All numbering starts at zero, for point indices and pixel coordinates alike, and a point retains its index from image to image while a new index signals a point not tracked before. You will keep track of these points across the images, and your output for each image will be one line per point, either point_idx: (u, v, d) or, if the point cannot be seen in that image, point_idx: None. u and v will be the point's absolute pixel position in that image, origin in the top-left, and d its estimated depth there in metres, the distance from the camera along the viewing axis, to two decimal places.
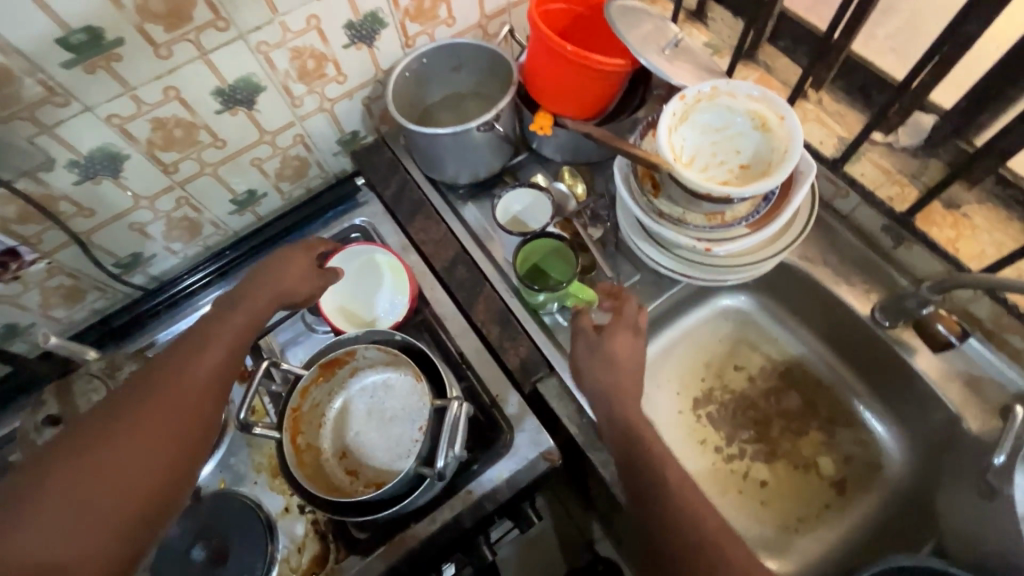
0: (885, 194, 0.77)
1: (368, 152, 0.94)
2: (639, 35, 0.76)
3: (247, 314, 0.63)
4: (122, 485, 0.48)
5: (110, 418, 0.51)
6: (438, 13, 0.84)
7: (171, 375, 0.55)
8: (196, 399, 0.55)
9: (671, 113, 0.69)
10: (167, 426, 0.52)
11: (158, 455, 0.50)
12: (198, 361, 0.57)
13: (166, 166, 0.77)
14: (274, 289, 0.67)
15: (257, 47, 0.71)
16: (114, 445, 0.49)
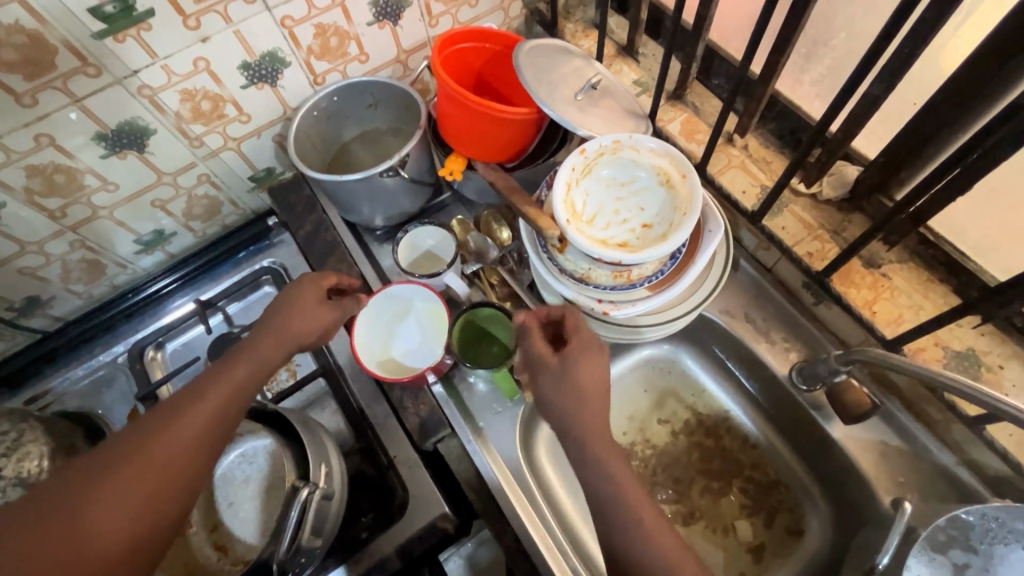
0: (805, 249, 0.73)
1: (285, 190, 0.90)
2: (549, 82, 0.73)
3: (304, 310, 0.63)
4: (102, 530, 0.43)
5: (102, 457, 0.46)
6: (348, 50, 0.80)
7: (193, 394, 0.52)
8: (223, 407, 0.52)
9: (568, 168, 0.66)
10: (154, 478, 0.47)
11: (149, 494, 0.46)
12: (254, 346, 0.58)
13: (52, 212, 0.73)
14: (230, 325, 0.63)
15: (139, 91, 0.67)
16: (88, 499, 0.44)
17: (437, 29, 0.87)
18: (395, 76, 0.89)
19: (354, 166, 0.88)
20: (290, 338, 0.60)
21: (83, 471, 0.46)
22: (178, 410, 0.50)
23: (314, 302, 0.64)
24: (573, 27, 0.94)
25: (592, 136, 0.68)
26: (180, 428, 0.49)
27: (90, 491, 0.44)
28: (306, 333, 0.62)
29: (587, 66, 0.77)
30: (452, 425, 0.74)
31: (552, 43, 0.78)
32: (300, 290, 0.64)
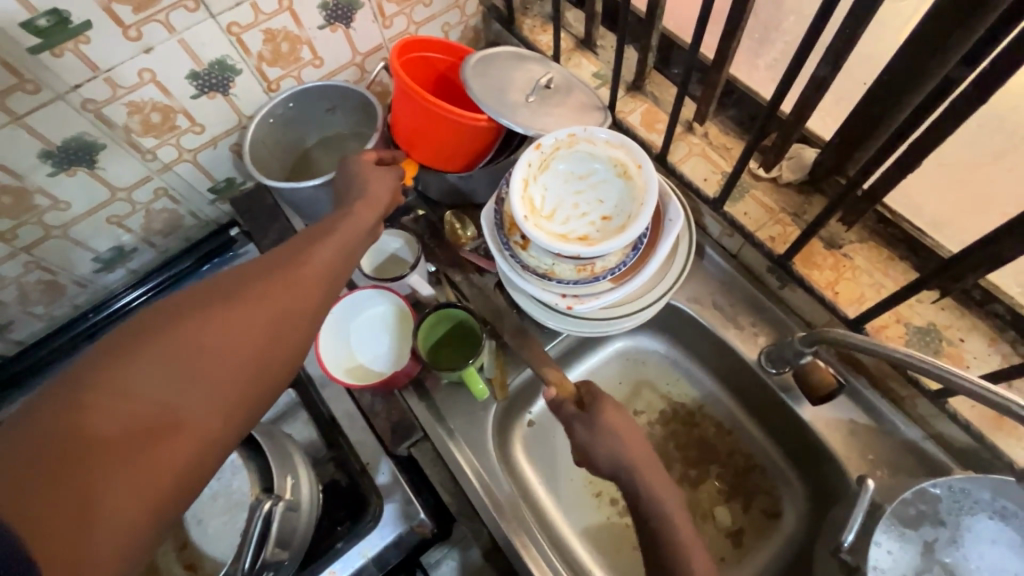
0: (767, 234, 0.74)
1: (247, 199, 0.89)
2: (499, 88, 0.74)
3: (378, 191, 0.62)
4: (221, 352, 0.42)
5: (215, 296, 0.45)
6: (301, 55, 0.79)
7: (297, 256, 0.51)
8: (327, 266, 0.51)
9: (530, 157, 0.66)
10: (263, 322, 0.45)
11: (265, 331, 0.45)
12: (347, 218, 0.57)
13: (3, 234, 0.72)
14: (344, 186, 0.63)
15: (83, 105, 0.66)
16: (207, 328, 0.42)
17: (392, 30, 0.86)
18: (352, 79, 0.88)
19: (315, 173, 0.87)
20: (373, 211, 0.60)
21: (204, 305, 0.43)
22: (292, 260, 0.50)
23: (378, 175, 0.64)
24: (530, 22, 0.94)
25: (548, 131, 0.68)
26: (282, 280, 0.48)
27: (206, 325, 0.42)
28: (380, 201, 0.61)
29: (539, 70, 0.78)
30: (425, 427, 0.73)
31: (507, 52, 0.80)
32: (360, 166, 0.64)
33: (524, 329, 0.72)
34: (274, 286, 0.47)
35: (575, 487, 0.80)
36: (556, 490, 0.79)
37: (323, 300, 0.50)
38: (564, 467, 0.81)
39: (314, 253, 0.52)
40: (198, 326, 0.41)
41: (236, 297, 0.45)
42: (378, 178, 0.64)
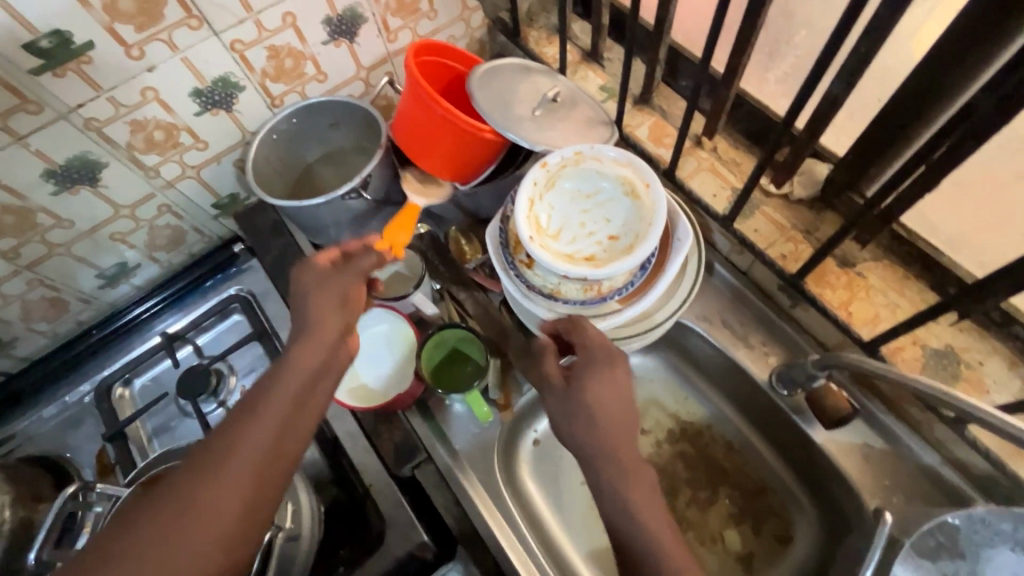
0: (778, 251, 0.72)
1: (250, 214, 0.88)
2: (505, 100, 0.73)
3: (344, 291, 0.59)
4: (213, 509, 0.46)
5: (198, 457, 0.48)
6: (305, 70, 0.79)
7: (267, 390, 0.52)
8: (298, 396, 0.53)
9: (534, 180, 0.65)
10: (244, 475, 0.47)
11: (244, 482, 0.47)
12: (316, 330, 0.56)
13: (6, 253, 0.71)
14: (317, 292, 0.58)
15: (86, 125, 0.65)
16: (196, 495, 0.46)
17: (396, 44, 0.85)
18: (356, 93, 0.88)
19: (319, 189, 0.87)
20: (319, 348, 0.55)
21: (189, 469, 0.48)
22: (259, 399, 0.52)
23: (326, 289, 0.58)
24: (536, 33, 0.93)
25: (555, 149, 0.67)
26: (220, 477, 0.47)
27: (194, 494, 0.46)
28: (351, 304, 0.59)
29: (548, 82, 0.77)
30: (429, 448, 0.72)
31: (518, 62, 0.79)
32: (316, 272, 0.59)
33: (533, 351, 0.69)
34: (247, 431, 0.49)
35: (581, 508, 0.78)
36: (563, 512, 0.78)
37: (305, 433, 0.52)
38: (570, 488, 0.79)
39: (254, 430, 0.49)
40: (145, 560, 0.43)
41: (216, 455, 0.48)
42: (326, 296, 0.58)
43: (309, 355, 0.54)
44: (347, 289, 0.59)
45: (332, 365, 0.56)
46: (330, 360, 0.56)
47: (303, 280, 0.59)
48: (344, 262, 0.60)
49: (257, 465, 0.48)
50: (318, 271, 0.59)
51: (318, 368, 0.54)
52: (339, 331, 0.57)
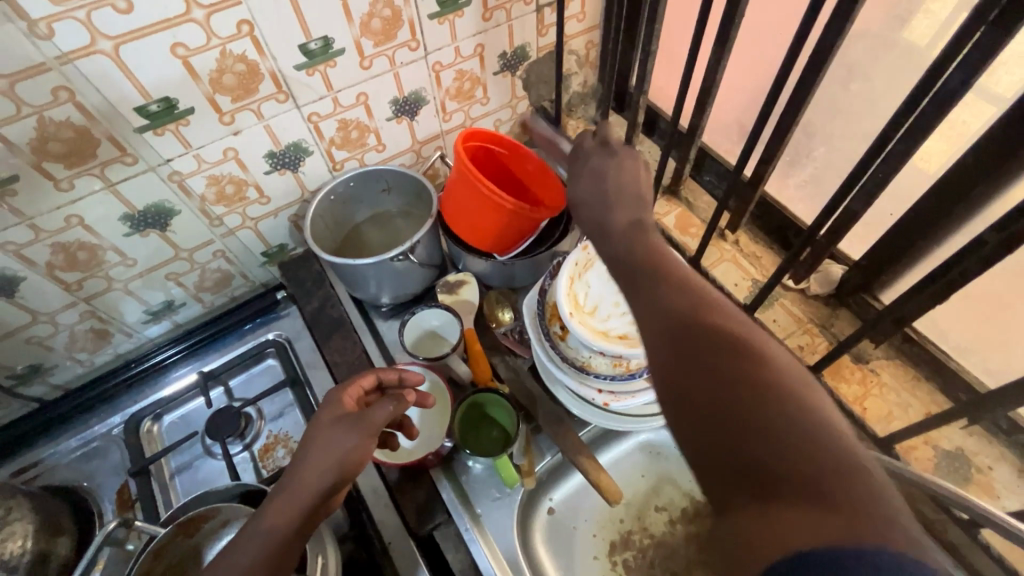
0: (795, 342, 0.77)
1: (296, 265, 0.93)
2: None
3: (351, 431, 0.58)
4: None
5: None
6: (367, 141, 0.86)
7: (237, 544, 0.51)
8: (270, 554, 0.50)
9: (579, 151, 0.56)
10: None
11: None
12: (303, 474, 0.55)
13: (69, 285, 0.75)
14: (325, 433, 0.57)
15: (170, 177, 0.72)
16: None
17: (450, 123, 0.93)
18: (408, 163, 0.95)
19: (364, 247, 0.92)
20: (291, 516, 0.53)
21: None
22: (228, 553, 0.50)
23: (329, 444, 0.57)
24: (575, 123, 1.04)
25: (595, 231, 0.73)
26: None
27: None
28: (352, 450, 0.57)
29: None
30: (449, 510, 0.73)
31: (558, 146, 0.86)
32: (333, 403, 0.60)
33: (561, 418, 0.74)
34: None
35: None
36: None
37: None
38: (582, 562, 0.80)
39: None
40: None
41: None
42: (323, 453, 0.56)
43: (285, 525, 0.52)
44: (350, 438, 0.57)
45: (302, 533, 0.53)
46: (302, 525, 0.53)
47: (325, 404, 0.61)
48: (357, 414, 0.59)
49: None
50: (338, 406, 0.60)
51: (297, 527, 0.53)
52: (330, 473, 0.55)
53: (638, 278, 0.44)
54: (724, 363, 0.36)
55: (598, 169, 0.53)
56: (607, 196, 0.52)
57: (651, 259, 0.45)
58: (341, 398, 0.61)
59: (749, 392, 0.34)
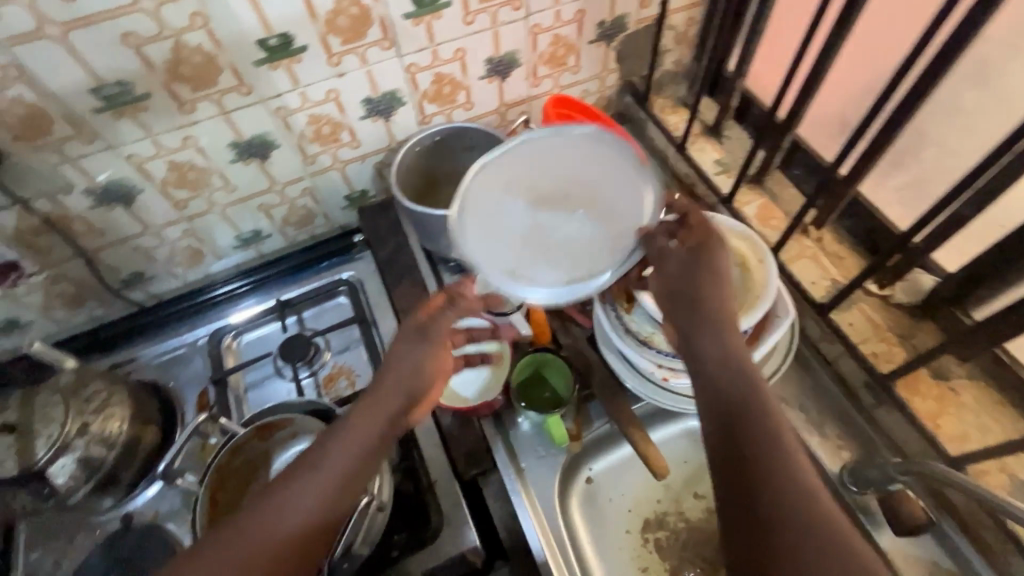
0: (870, 349, 0.75)
1: (374, 211, 0.98)
2: (543, 165, 0.60)
3: (433, 356, 0.59)
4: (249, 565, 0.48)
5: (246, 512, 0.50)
6: (457, 97, 0.88)
7: (322, 453, 0.54)
8: (356, 461, 0.54)
9: (629, 249, 0.54)
10: (291, 536, 0.50)
11: (285, 547, 0.49)
12: (382, 392, 0.57)
13: (177, 202, 0.82)
14: (403, 356, 0.58)
15: (277, 111, 0.76)
16: (238, 547, 0.48)
17: (539, 89, 0.94)
18: (492, 124, 0.96)
19: (440, 203, 0.95)
20: (375, 428, 0.56)
21: (234, 525, 0.50)
22: (317, 461, 0.53)
23: (404, 365, 0.58)
24: (662, 102, 1.02)
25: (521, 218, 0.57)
26: (262, 533, 0.49)
27: (236, 543, 0.49)
28: (426, 373, 0.59)
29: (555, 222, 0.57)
30: (494, 459, 0.75)
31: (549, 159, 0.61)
32: (405, 332, 0.60)
33: (616, 387, 0.75)
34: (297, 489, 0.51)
35: (622, 557, 0.79)
36: (605, 557, 0.79)
37: (350, 500, 0.54)
38: (614, 533, 0.81)
39: (299, 497, 0.51)
40: None
41: (272, 509, 0.50)
42: (401, 373, 0.58)
43: (367, 443, 0.55)
44: (433, 361, 0.59)
45: (381, 442, 0.56)
46: (383, 437, 0.56)
47: (404, 332, 0.60)
48: (425, 335, 0.59)
49: (292, 537, 0.50)
50: (416, 330, 0.60)
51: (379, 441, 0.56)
52: (408, 392, 0.58)
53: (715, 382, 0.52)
54: (795, 515, 0.44)
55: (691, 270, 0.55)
56: (706, 282, 0.54)
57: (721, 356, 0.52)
58: (424, 329, 0.59)
59: (819, 552, 0.43)
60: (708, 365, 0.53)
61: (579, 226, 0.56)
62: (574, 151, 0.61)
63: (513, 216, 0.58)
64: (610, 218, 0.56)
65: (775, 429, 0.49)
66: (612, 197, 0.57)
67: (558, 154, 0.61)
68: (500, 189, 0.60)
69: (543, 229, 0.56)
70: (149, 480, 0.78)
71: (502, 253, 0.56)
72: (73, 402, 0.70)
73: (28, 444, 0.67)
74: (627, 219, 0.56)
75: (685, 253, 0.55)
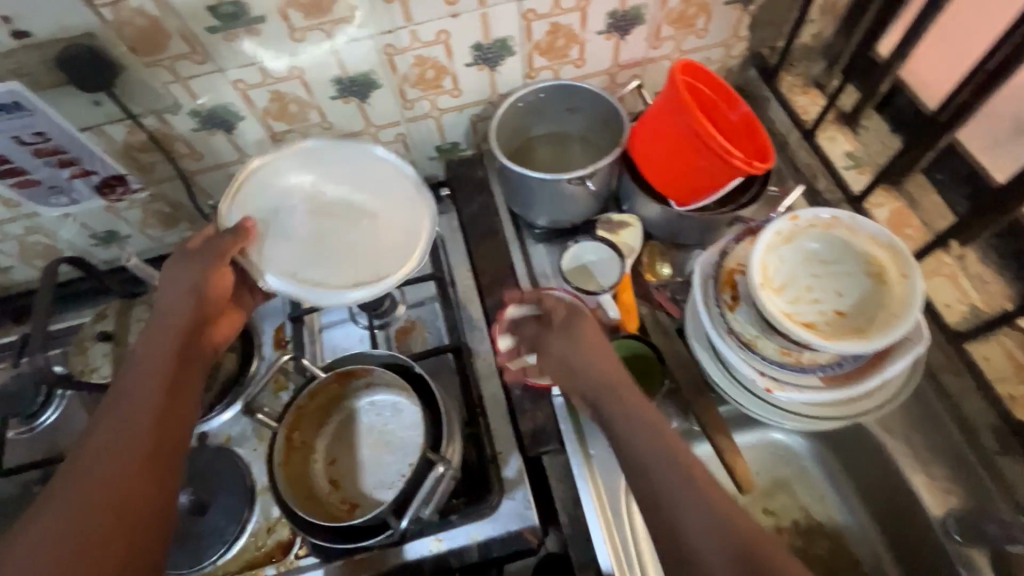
0: (1008, 390, 0.66)
1: (463, 165, 0.94)
2: (295, 168, 0.77)
3: (179, 284, 0.65)
4: (106, 481, 0.50)
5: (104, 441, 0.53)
6: (570, 52, 0.81)
7: (167, 378, 0.59)
8: (169, 371, 0.59)
9: (409, 256, 0.74)
10: (141, 447, 0.53)
11: (134, 456, 0.52)
12: (171, 317, 0.63)
13: (274, 134, 0.81)
14: (175, 277, 0.65)
15: (384, 49, 0.72)
16: (95, 468, 0.51)
17: (658, 51, 0.86)
18: (600, 86, 0.89)
19: (535, 163, 0.89)
20: (161, 341, 0.61)
21: (87, 450, 0.52)
22: (139, 377, 0.58)
23: (180, 281, 0.65)
24: (792, 79, 0.91)
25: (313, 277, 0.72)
26: (113, 451, 0.52)
27: (93, 464, 0.51)
28: (206, 290, 0.66)
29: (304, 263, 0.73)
30: (562, 440, 0.73)
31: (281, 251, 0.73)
32: (177, 267, 0.66)
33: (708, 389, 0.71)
34: (141, 410, 0.55)
35: None
36: None
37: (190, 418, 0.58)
38: None
39: (127, 414, 0.55)
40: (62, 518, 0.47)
41: (117, 425, 0.54)
42: (176, 288, 0.65)
43: (160, 377, 0.58)
44: (190, 275, 0.65)
45: (178, 349, 0.62)
46: (179, 343, 0.62)
47: (181, 265, 0.66)
48: (187, 254, 0.67)
49: (145, 451, 0.53)
50: (190, 257, 0.66)
51: (174, 350, 0.61)
52: (192, 310, 0.65)
53: (660, 489, 0.52)
54: None
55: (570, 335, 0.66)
56: (587, 347, 0.64)
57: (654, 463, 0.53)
58: (186, 252, 0.67)
59: None
60: (649, 468, 0.53)
61: (365, 246, 0.76)
62: (375, 179, 0.78)
63: (298, 223, 0.75)
64: (393, 236, 0.77)
65: (750, 542, 0.47)
66: (394, 221, 0.77)
67: (342, 163, 0.78)
68: (268, 189, 0.75)
69: (327, 236, 0.76)
70: (224, 405, 0.78)
71: (292, 256, 0.73)
72: None
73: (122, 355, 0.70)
74: (408, 239, 0.76)
75: (562, 334, 0.66)
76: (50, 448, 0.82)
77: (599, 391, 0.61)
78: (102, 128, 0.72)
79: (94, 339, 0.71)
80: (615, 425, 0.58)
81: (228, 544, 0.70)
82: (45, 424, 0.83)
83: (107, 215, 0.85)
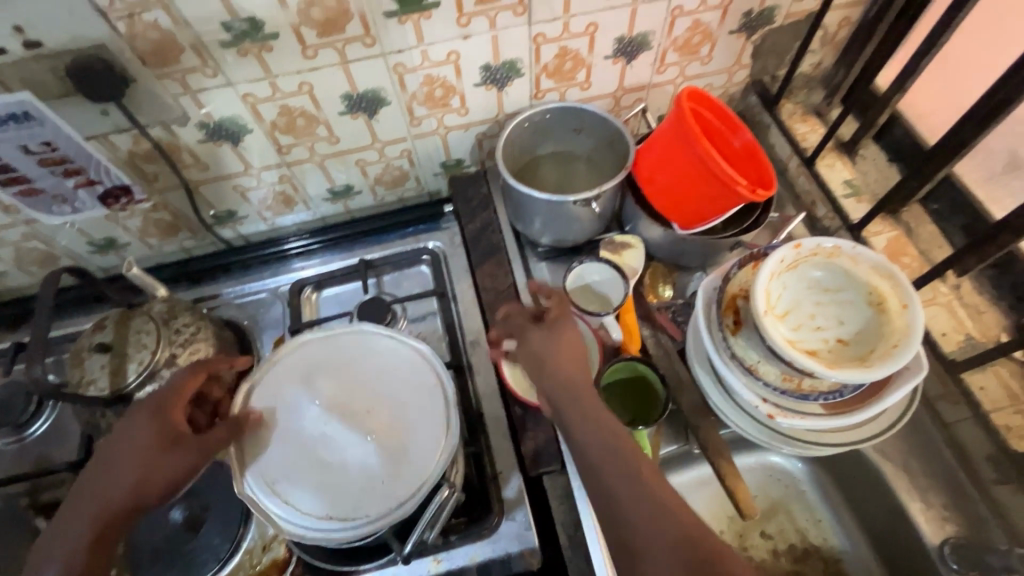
0: (1002, 420, 0.68)
1: (467, 182, 0.95)
2: (332, 368, 0.66)
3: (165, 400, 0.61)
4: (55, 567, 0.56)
5: (70, 523, 0.58)
6: (577, 75, 0.82)
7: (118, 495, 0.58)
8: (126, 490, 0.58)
9: (398, 498, 0.59)
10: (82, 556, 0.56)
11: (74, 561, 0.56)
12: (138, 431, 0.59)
13: (280, 147, 0.81)
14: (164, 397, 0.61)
15: (394, 67, 0.73)
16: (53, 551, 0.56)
17: (662, 77, 0.87)
18: (604, 108, 0.91)
19: (539, 182, 0.89)
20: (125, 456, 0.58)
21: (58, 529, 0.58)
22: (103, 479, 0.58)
23: (159, 400, 0.61)
24: (792, 107, 0.93)
25: (302, 510, 0.59)
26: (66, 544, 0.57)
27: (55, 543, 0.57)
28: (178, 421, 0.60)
29: (286, 492, 0.59)
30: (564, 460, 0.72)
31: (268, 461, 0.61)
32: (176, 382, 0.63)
33: (708, 412, 0.72)
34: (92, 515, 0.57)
35: None
36: None
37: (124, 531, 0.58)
38: None
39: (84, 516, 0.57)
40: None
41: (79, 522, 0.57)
42: (153, 404, 0.61)
43: (97, 525, 0.57)
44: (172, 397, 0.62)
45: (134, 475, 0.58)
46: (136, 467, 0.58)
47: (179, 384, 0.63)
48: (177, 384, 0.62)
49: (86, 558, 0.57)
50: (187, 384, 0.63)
51: (130, 471, 0.58)
52: (155, 431, 0.59)
53: (626, 474, 0.56)
54: None
55: (547, 342, 0.66)
56: (561, 346, 0.65)
57: (609, 458, 0.57)
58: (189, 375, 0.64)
59: None
60: (604, 459, 0.57)
61: (363, 463, 0.61)
62: (409, 386, 0.65)
63: (293, 431, 0.62)
64: (392, 456, 0.61)
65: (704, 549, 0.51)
66: (408, 431, 0.62)
67: (395, 376, 0.66)
68: (297, 382, 0.65)
69: (321, 449, 0.61)
70: None
71: (284, 460, 0.61)
72: (164, 333, 0.72)
73: (120, 366, 0.69)
74: (407, 478, 0.60)
75: (542, 332, 0.67)
76: (39, 459, 0.80)
77: (566, 383, 0.63)
78: (108, 137, 0.71)
79: (93, 350, 0.70)
80: (575, 420, 0.61)
81: (222, 562, 0.69)
82: (35, 434, 0.82)
83: (107, 223, 0.85)
